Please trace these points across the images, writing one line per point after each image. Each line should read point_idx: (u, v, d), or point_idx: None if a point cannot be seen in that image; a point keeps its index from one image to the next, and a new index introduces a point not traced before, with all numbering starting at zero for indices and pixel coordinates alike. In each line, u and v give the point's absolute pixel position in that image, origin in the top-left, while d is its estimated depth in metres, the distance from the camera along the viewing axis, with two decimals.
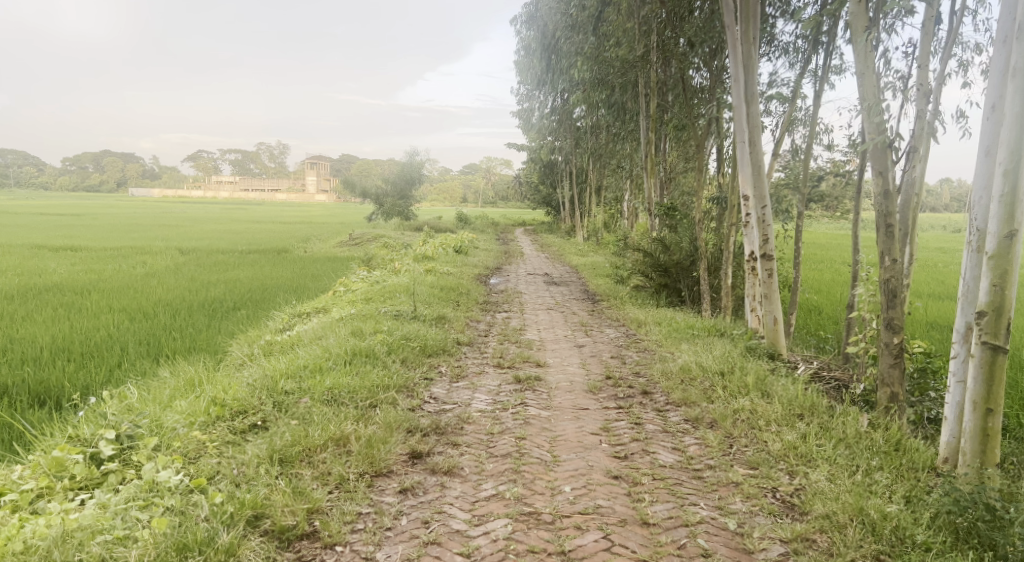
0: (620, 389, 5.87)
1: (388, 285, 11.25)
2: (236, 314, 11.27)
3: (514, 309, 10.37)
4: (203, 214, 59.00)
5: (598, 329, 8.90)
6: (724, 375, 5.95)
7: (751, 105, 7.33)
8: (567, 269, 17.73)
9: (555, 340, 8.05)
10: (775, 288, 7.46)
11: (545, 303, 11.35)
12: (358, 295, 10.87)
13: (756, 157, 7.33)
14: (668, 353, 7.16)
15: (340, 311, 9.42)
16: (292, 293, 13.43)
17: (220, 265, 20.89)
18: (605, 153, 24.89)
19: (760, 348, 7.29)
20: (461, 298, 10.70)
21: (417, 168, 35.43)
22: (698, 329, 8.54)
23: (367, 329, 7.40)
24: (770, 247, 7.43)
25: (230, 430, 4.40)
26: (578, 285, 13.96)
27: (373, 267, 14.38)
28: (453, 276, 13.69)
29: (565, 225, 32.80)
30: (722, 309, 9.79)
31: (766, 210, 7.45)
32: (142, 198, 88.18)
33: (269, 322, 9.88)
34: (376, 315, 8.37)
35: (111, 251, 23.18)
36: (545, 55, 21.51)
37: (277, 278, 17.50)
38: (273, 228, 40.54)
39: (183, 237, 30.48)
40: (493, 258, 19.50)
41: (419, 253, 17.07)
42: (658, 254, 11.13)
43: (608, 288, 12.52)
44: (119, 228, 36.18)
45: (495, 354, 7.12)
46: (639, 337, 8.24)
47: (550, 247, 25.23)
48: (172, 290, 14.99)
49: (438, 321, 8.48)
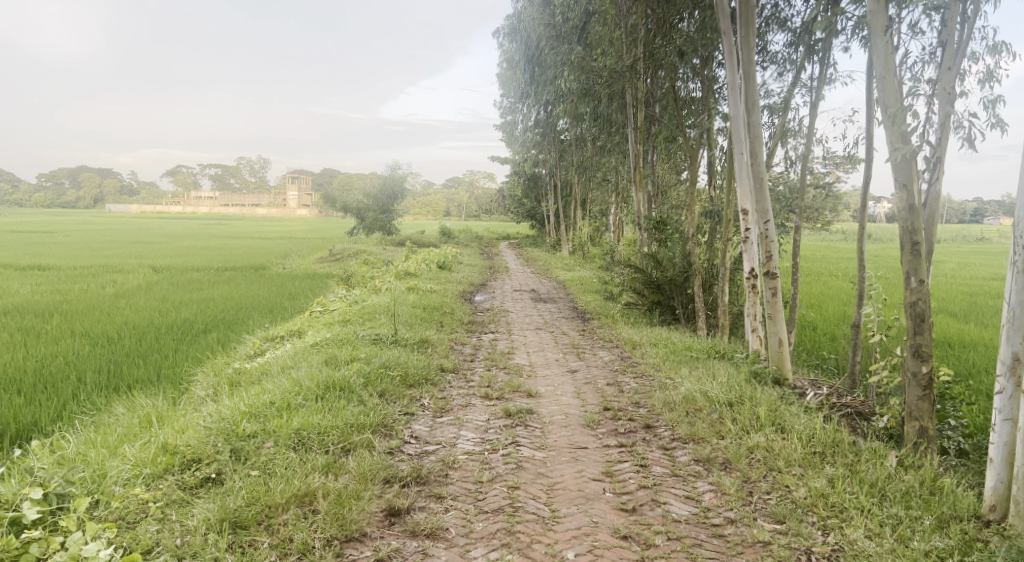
0: (620, 422, 5.37)
1: (367, 305, 10.68)
2: (206, 338, 10.65)
3: (501, 330, 9.84)
4: (180, 230, 57.96)
5: (591, 352, 8.40)
6: (732, 406, 5.47)
7: (752, 113, 6.90)
8: (554, 285, 17.25)
9: (546, 364, 7.53)
10: (779, 308, 7.00)
11: (533, 322, 10.85)
12: (335, 317, 10.30)
13: (758, 169, 6.88)
14: (668, 380, 6.68)
15: (315, 335, 8.83)
16: (267, 315, 12.80)
17: (195, 284, 20.19)
18: (591, 166, 24.53)
19: (764, 373, 6.81)
20: (444, 318, 10.16)
21: (399, 182, 34.95)
22: (697, 351, 8.06)
23: (343, 357, 6.81)
24: (773, 264, 6.98)
25: (178, 485, 3.84)
26: (567, 302, 13.47)
27: (353, 285, 13.80)
28: (437, 294, 13.15)
29: (549, 239, 32.37)
30: (719, 328, 9.33)
31: (768, 226, 6.99)
32: (119, 214, 86.80)
33: (240, 347, 9.27)
34: (354, 340, 7.82)
35: (81, 270, 22.35)
36: (528, 67, 21.15)
37: (254, 297, 16.84)
38: (252, 244, 39.70)
39: (158, 254, 29.68)
40: (478, 274, 18.98)
41: (401, 270, 16.51)
42: (650, 270, 10.67)
43: (599, 306, 12.04)
44: (92, 245, 35.22)
45: (482, 382, 6.60)
46: (634, 361, 7.75)
47: (535, 262, 24.79)
48: (141, 312, 14.28)
49: (420, 345, 7.94)
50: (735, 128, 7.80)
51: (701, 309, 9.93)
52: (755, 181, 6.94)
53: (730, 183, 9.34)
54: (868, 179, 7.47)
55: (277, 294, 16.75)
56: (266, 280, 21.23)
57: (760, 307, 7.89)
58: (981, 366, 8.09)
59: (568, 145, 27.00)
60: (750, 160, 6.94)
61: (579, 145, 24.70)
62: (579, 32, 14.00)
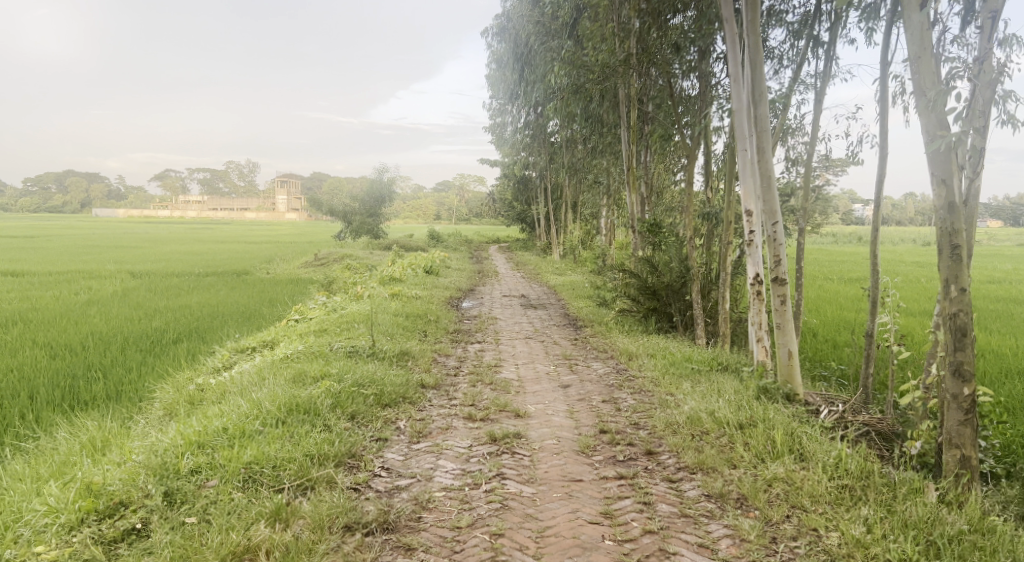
0: (619, 447, 4.79)
1: (346, 314, 10.04)
2: (175, 349, 10.01)
3: (488, 340, 9.24)
4: (165, 235, 57.17)
5: (584, 363, 7.81)
6: (744, 429, 4.90)
7: (759, 106, 6.36)
8: (544, 290, 16.71)
9: (536, 378, 6.94)
10: (789, 317, 6.44)
11: (522, 330, 10.29)
12: (312, 326, 9.68)
13: (766, 166, 6.33)
14: (669, 397, 6.11)
15: (288, 347, 8.19)
16: (243, 323, 12.11)
17: (174, 290, 19.52)
18: (581, 168, 23.99)
19: (773, 388, 6.24)
20: (428, 327, 9.58)
21: (387, 185, 34.38)
22: (698, 363, 7.49)
23: (312, 374, 6.16)
24: (782, 269, 6.42)
25: (96, 538, 3.33)
26: (558, 309, 12.89)
27: (333, 292, 13.15)
28: (421, 301, 12.56)
29: (540, 242, 31.85)
30: (719, 337, 8.77)
31: (776, 227, 6.43)
32: (104, 218, 85.72)
33: (208, 360, 8.61)
34: (327, 353, 7.23)
35: (56, 276, 21.60)
36: (517, 66, 20.60)
37: (232, 304, 16.15)
38: (236, 248, 38.84)
39: (139, 259, 28.93)
40: (466, 279, 18.36)
41: (386, 275, 15.91)
42: (645, 275, 10.10)
43: (591, 313, 11.50)
44: (72, 250, 34.37)
45: (466, 400, 6.03)
46: (632, 374, 7.19)
47: (525, 266, 24.26)
48: (111, 320, 13.55)
49: (399, 358, 7.33)
50: (739, 122, 7.27)
51: (699, 316, 9.38)
52: (762, 179, 6.39)
53: (731, 183, 8.79)
54: (882, 178, 6.91)
55: (258, 301, 16.07)
56: (247, 285, 20.51)
57: (766, 316, 7.34)
58: (999, 378, 7.59)
59: (559, 147, 26.48)
60: (758, 157, 6.39)
61: (569, 147, 24.20)
62: (570, 28, 13.45)
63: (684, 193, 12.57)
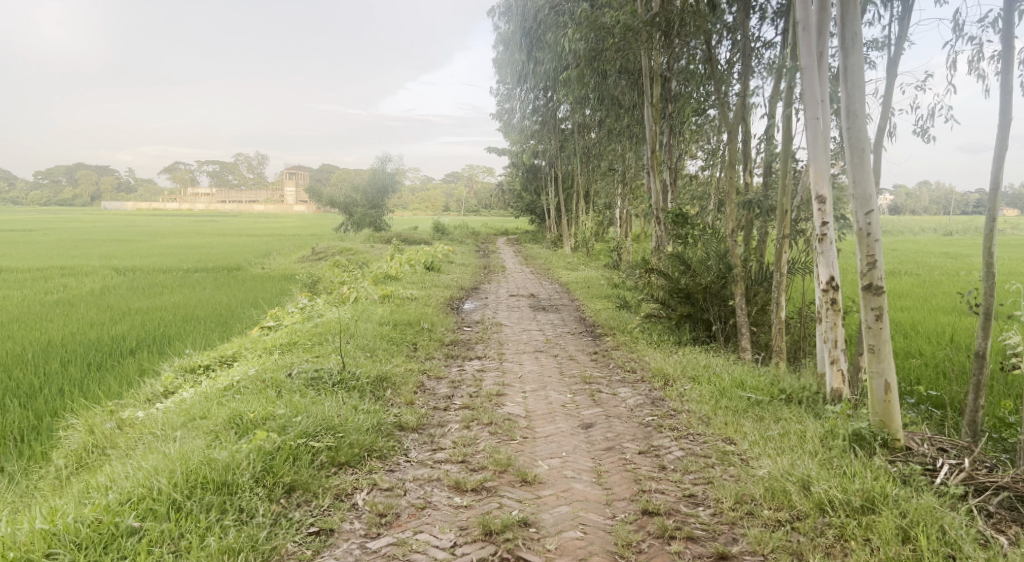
0: (675, 547, 3.32)
1: (321, 323, 8.44)
2: (123, 363, 8.50)
3: (491, 356, 7.63)
4: (165, 227, 55.77)
5: (607, 390, 6.23)
6: (859, 519, 3.36)
7: (850, 54, 4.71)
8: (555, 287, 15.18)
9: (548, 415, 5.36)
10: (885, 339, 4.73)
11: (531, 340, 8.75)
12: (281, 338, 8.14)
13: (858, 134, 4.68)
14: (730, 451, 4.53)
15: (242, 368, 6.61)
16: (213, 331, 10.57)
17: (155, 288, 18.08)
18: (596, 155, 22.36)
19: (867, 434, 4.63)
20: (419, 339, 8.03)
21: (390, 175, 32.81)
22: (753, 393, 5.89)
23: (247, 420, 4.57)
24: (879, 274, 4.73)
25: None
26: (572, 311, 11.33)
27: (317, 294, 11.64)
28: (416, 304, 11.03)
29: (550, 234, 30.29)
30: (772, 352, 7.18)
31: (871, 219, 4.74)
32: (106, 211, 84.57)
33: (149, 381, 7.06)
34: (282, 380, 5.68)
35: (32, 273, 20.16)
36: (525, 44, 18.98)
37: (212, 305, 14.63)
38: (236, 242, 37.40)
39: (128, 254, 27.48)
40: (470, 275, 16.79)
41: (380, 273, 14.37)
42: (678, 275, 8.48)
43: (611, 317, 9.94)
44: (61, 245, 32.83)
45: (456, 449, 4.51)
46: (673, 406, 5.63)
47: (535, 260, 22.70)
48: (69, 325, 12.04)
49: (373, 388, 5.73)
50: (809, 82, 5.69)
51: (744, 325, 7.82)
52: (851, 153, 4.73)
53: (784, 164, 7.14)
54: (1002, 161, 5.12)
55: (241, 301, 14.57)
56: (236, 283, 19.01)
57: (842, 331, 5.74)
58: None
59: (570, 133, 24.93)
60: (844, 122, 4.76)
61: (581, 132, 22.55)
62: None
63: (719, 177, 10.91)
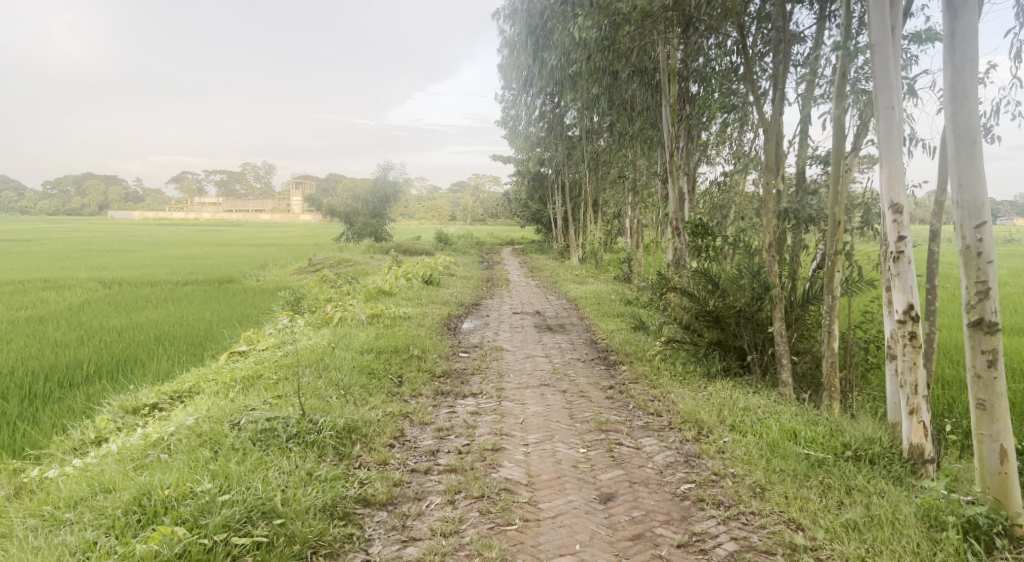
0: None
1: (294, 349, 7.30)
2: (68, 394, 7.45)
3: (488, 393, 6.47)
4: (166, 237, 55.06)
5: (629, 441, 5.10)
6: None
7: (959, 16, 3.58)
8: (563, 303, 14.10)
9: (557, 482, 4.25)
10: (1002, 393, 3.54)
11: (536, 369, 7.64)
12: (249, 367, 7.05)
13: (967, 123, 3.56)
14: (802, 546, 3.57)
15: (187, 411, 5.47)
16: (183, 357, 9.44)
17: (139, 302, 17.12)
18: (605, 162, 21.24)
19: (983, 522, 3.43)
20: (406, 371, 6.93)
21: (393, 185, 31.88)
22: (811, 449, 4.75)
23: (157, 500, 3.44)
24: (995, 306, 3.55)
25: None
26: (582, 332, 10.22)
27: (301, 312, 10.57)
28: (409, 324, 9.94)
29: (557, 244, 29.18)
30: (825, 391, 6.03)
31: (984, 233, 3.57)
32: (110, 220, 84.21)
33: (81, 425, 5.93)
34: (224, 433, 4.56)
35: (15, 285, 19.26)
36: (531, 43, 18.01)
37: (193, 322, 13.60)
38: (234, 252, 36.29)
39: (120, 265, 26.59)
40: (472, 289, 15.64)
41: (374, 288, 13.30)
42: (706, 297, 7.35)
43: (627, 341, 8.83)
44: (55, 255, 31.99)
45: (434, 543, 3.48)
46: (715, 468, 4.52)
47: (542, 271, 21.56)
48: (29, 346, 10.96)
49: (338, 444, 4.61)
50: (883, 60, 4.55)
51: (785, 354, 6.71)
52: (956, 146, 3.60)
53: (836, 165, 5.99)
54: None
55: (225, 319, 13.45)
56: (225, 297, 17.91)
57: (923, 372, 4.54)
58: None
59: (578, 140, 23.84)
60: (947, 106, 3.63)
61: (589, 138, 21.54)
62: None
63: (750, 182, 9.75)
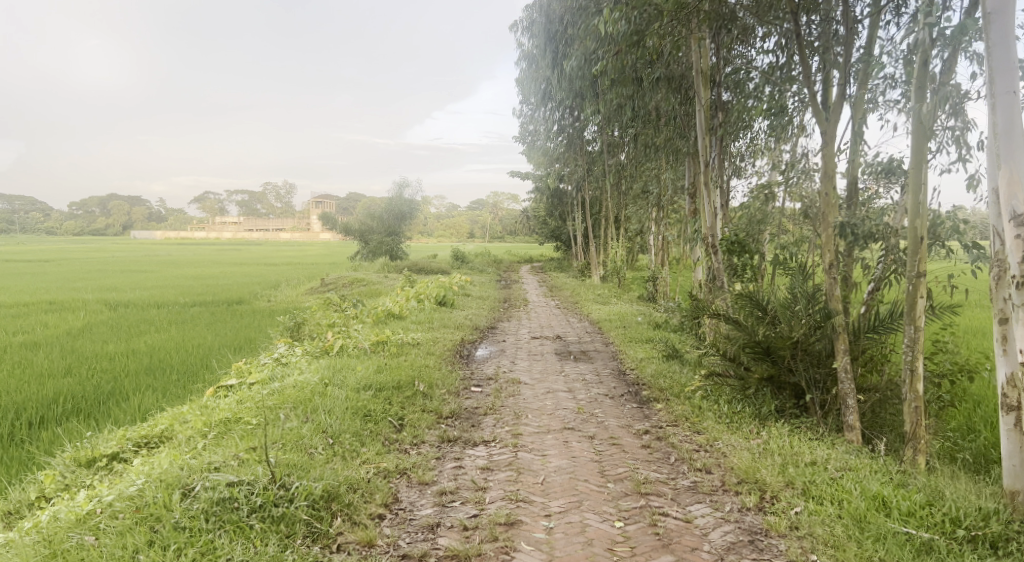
0: None
1: (282, 385, 6.40)
2: (31, 437, 6.59)
3: (503, 439, 5.55)
4: (183, 256, 54.86)
5: (676, 510, 4.19)
6: None
7: None
8: (584, 325, 13.14)
9: None
10: None
11: (558, 407, 6.71)
12: (231, 406, 6.17)
13: None
14: None
15: (145, 468, 4.59)
16: (170, 390, 8.60)
17: (142, 326, 16.39)
18: (628, 176, 20.27)
19: None
20: (409, 413, 6.03)
21: (409, 202, 31.18)
22: (913, 527, 3.78)
23: None
24: None
25: None
26: (608, 360, 9.27)
27: (301, 339, 9.71)
28: (417, 352, 9.04)
29: (577, 262, 28.25)
30: (907, 440, 5.02)
31: None
32: (130, 240, 84.61)
33: (28, 480, 5.08)
34: (169, 508, 3.70)
35: (18, 308, 18.63)
36: (551, 50, 17.18)
37: (191, 348, 12.79)
38: (249, 272, 35.70)
39: (130, 286, 26.00)
40: (488, 311, 14.71)
41: (383, 310, 12.43)
42: (756, 326, 6.43)
43: (660, 373, 7.87)
44: (69, 275, 31.52)
45: None
46: (789, 555, 3.66)
47: (562, 291, 20.62)
48: (12, 376, 10.16)
49: (312, 519, 3.77)
50: (1002, 32, 3.61)
51: (850, 395, 5.74)
52: None
53: (917, 170, 5.01)
54: None
55: (226, 344, 12.62)
56: (231, 319, 17.11)
57: None
58: None
59: (599, 155, 22.95)
60: None
61: (611, 152, 20.67)
62: None
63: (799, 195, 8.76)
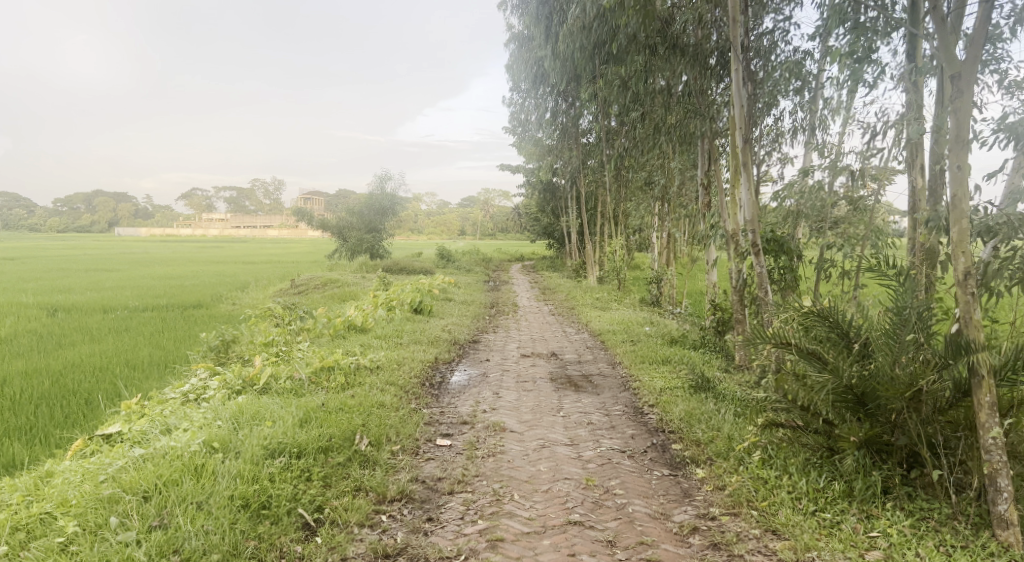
0: None
1: (142, 451, 4.29)
2: None
3: (472, 552, 3.66)
4: (157, 254, 52.34)
5: None
6: None
7: None
8: (583, 339, 11.09)
9: None
10: None
11: (557, 473, 4.72)
12: (61, 483, 4.10)
13: None
14: None
15: None
16: (39, 435, 6.43)
17: (70, 336, 14.14)
18: (629, 168, 18.17)
19: None
20: (326, 502, 3.98)
21: (390, 197, 28.96)
22: None
23: None
24: None
25: None
26: (617, 392, 7.24)
27: (226, 364, 7.60)
28: (372, 382, 6.96)
29: (571, 262, 26.20)
30: None
31: None
32: (107, 237, 81.75)
33: None
34: None
35: None
36: (544, 20, 14.99)
37: (108, 366, 10.60)
38: (222, 271, 33.27)
39: (83, 288, 23.69)
40: (471, 320, 12.62)
41: (343, 322, 10.28)
42: (845, 364, 4.37)
43: (693, 415, 5.82)
44: (22, 273, 29.02)
45: None
46: None
47: (555, 294, 18.59)
48: None
49: None
50: None
51: (1004, 472, 3.71)
52: None
53: None
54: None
55: (152, 362, 10.44)
56: (177, 327, 14.88)
57: None
58: None
59: (595, 145, 20.86)
60: None
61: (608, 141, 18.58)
62: None
63: (881, 177, 6.74)
